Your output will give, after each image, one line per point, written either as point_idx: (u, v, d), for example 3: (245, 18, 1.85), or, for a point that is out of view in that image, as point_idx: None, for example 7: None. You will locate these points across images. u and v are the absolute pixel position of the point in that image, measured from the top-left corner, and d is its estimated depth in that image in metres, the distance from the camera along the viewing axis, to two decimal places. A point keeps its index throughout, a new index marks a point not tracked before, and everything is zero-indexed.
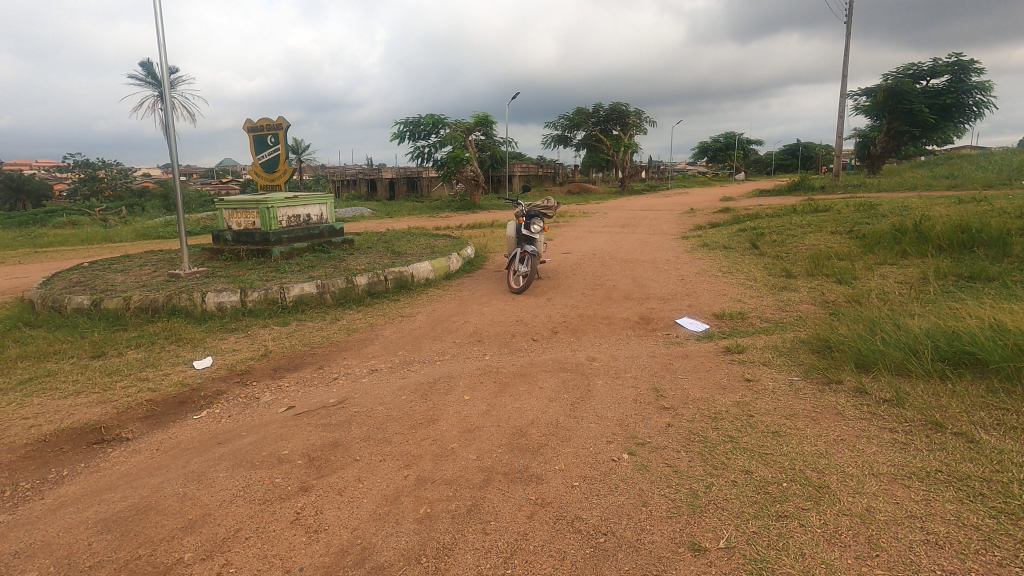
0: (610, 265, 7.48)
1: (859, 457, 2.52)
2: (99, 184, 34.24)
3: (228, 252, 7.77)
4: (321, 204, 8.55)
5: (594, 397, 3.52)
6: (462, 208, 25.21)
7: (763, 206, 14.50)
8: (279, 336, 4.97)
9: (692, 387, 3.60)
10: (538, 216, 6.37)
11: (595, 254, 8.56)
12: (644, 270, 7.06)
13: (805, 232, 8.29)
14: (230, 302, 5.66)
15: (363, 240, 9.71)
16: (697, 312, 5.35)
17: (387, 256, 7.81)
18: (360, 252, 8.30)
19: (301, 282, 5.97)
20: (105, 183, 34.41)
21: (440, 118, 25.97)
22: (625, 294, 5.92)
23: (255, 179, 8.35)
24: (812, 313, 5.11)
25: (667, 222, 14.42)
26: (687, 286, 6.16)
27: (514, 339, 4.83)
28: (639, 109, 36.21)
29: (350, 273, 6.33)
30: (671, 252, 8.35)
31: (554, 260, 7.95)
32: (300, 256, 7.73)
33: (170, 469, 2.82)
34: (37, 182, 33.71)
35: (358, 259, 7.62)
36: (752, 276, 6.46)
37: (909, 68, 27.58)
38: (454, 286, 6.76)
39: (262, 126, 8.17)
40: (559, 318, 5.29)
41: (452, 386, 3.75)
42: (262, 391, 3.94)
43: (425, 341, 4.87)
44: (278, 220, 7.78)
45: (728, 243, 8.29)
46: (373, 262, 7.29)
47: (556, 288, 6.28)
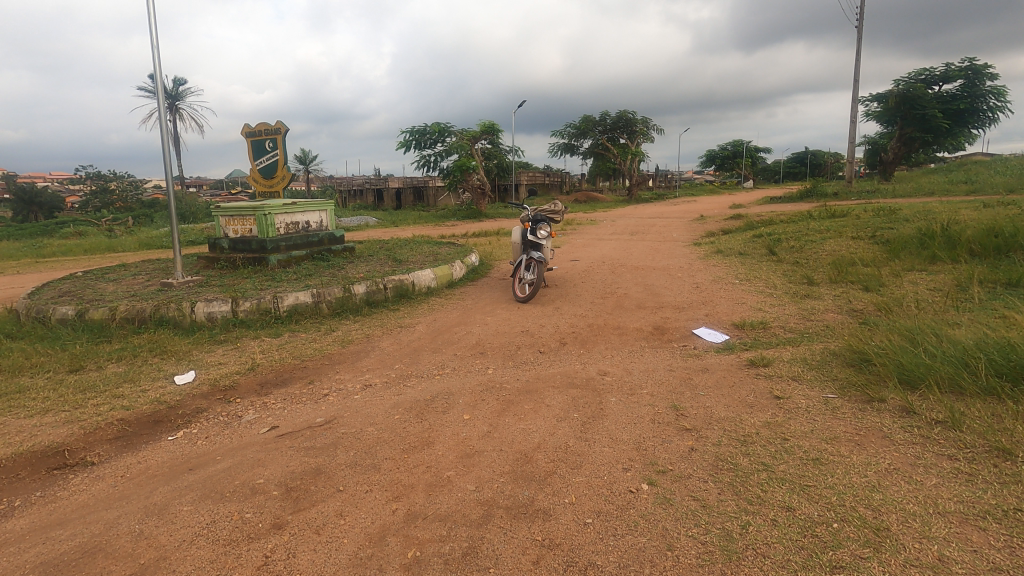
0: (621, 273, 7.14)
1: (921, 493, 2.15)
2: (110, 196, 34.33)
3: (224, 260, 7.51)
4: (320, 211, 8.29)
5: (607, 416, 3.18)
6: (469, 217, 24.98)
7: (777, 213, 14.13)
8: (268, 349, 4.67)
9: (716, 405, 3.25)
10: (545, 221, 6.04)
11: (604, 261, 8.23)
12: (657, 277, 6.72)
13: (824, 237, 7.94)
14: (220, 313, 5.38)
15: (365, 248, 9.44)
16: (715, 322, 5.01)
17: (388, 264, 7.52)
18: (360, 260, 8.02)
19: (296, 291, 5.68)
20: (116, 195, 34.53)
21: (446, 127, 25.84)
22: (637, 303, 5.58)
23: (253, 185, 8.11)
24: (840, 323, 4.76)
25: (678, 229, 14.10)
26: (703, 294, 5.81)
27: (519, 351, 4.50)
28: (647, 117, 35.98)
29: (347, 282, 6.05)
30: (684, 259, 8.00)
31: (562, 267, 7.63)
32: (298, 264, 7.46)
33: (131, 501, 2.51)
34: (48, 193, 33.86)
35: (357, 267, 7.34)
36: (772, 284, 6.10)
37: (922, 73, 27.17)
38: (456, 295, 6.45)
39: (261, 131, 7.93)
40: (567, 329, 4.96)
41: (451, 403, 3.44)
42: (245, 408, 3.63)
43: (425, 354, 4.55)
44: (275, 227, 7.53)
45: (743, 249, 7.95)
46: (373, 270, 7.01)
47: (563, 296, 5.96)
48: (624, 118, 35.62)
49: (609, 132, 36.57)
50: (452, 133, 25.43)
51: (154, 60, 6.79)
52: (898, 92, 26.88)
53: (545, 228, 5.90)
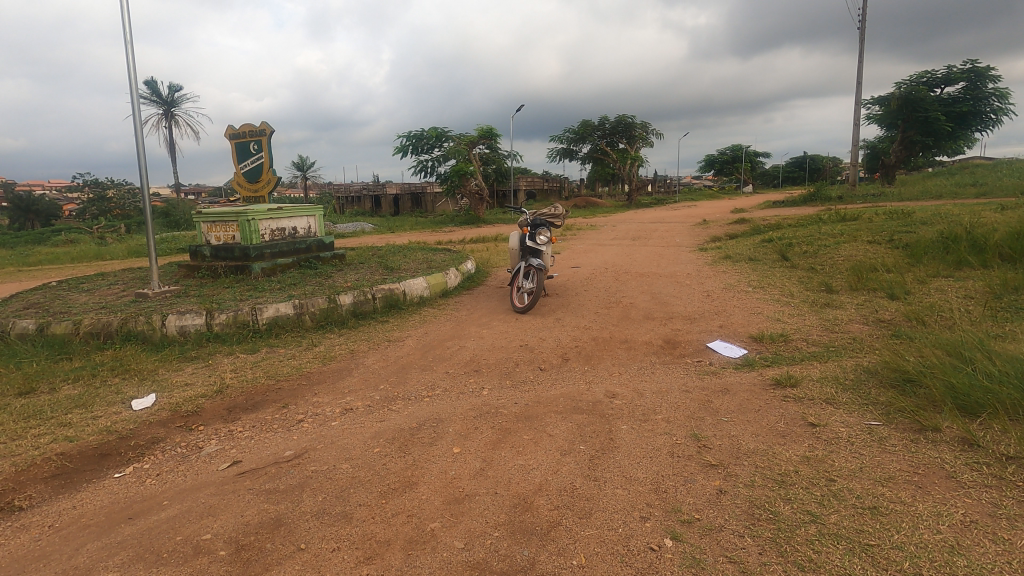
0: (625, 280, 6.74)
1: (1013, 557, 1.75)
2: (109, 203, 33.98)
3: (205, 269, 7.10)
4: (308, 217, 7.89)
5: (619, 449, 2.76)
6: (467, 222, 24.61)
7: (781, 217, 13.78)
8: (242, 367, 4.26)
9: (743, 435, 2.83)
10: (545, 225, 5.63)
11: (607, 268, 7.84)
12: (664, 285, 6.32)
13: (838, 242, 7.54)
14: (193, 326, 4.97)
15: (357, 255, 9.03)
16: (731, 335, 4.60)
17: (379, 272, 7.12)
18: (350, 268, 7.61)
19: (276, 302, 5.27)
20: (114, 202, 34.20)
21: (444, 132, 25.52)
22: (644, 313, 5.18)
23: (237, 190, 7.71)
24: (868, 336, 4.35)
25: (681, 234, 13.74)
26: (715, 303, 5.41)
27: (517, 368, 4.09)
28: (646, 122, 35.71)
29: (333, 292, 5.65)
30: (691, 266, 7.61)
31: (562, 275, 7.23)
32: (284, 272, 7.05)
33: (50, 563, 2.09)
34: (48, 202, 33.51)
35: (346, 275, 6.93)
36: (788, 292, 5.71)
37: (923, 76, 26.89)
38: (450, 305, 6.04)
39: (245, 133, 7.53)
40: (570, 343, 4.55)
41: (440, 431, 3.02)
42: (207, 438, 3.21)
43: (414, 372, 4.13)
44: (260, 234, 7.12)
45: (753, 254, 7.56)
46: (362, 279, 6.60)
47: (565, 307, 5.55)
48: (623, 122, 35.34)
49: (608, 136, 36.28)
50: (450, 138, 25.11)
51: (128, 59, 6.40)
52: (900, 94, 26.59)
53: (545, 233, 5.50)
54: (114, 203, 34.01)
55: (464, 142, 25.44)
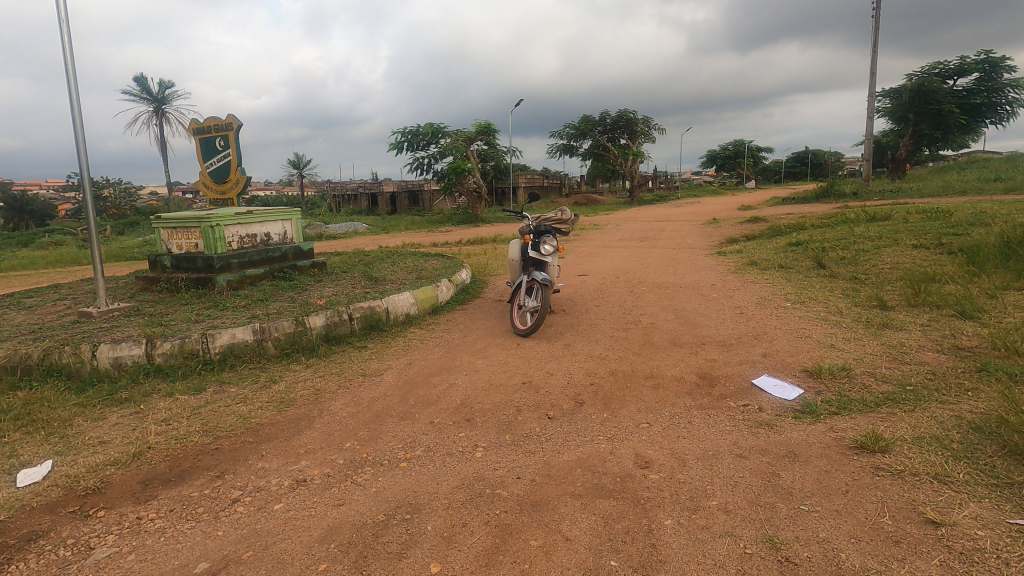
0: (641, 292, 5.92)
1: None
2: (105, 203, 33.06)
3: (165, 282, 6.26)
4: (283, 221, 7.04)
5: (668, 566, 1.94)
6: (465, 222, 23.79)
7: (798, 216, 12.96)
8: (178, 415, 3.43)
9: (842, 543, 2.01)
10: (550, 232, 4.79)
11: (618, 276, 7.01)
12: (687, 299, 5.50)
13: (878, 246, 6.71)
14: (129, 358, 4.14)
15: (341, 262, 8.21)
16: (778, 368, 3.78)
17: (361, 284, 6.30)
18: (330, 279, 6.79)
19: (233, 327, 4.44)
20: (111, 202, 33.32)
21: (441, 128, 24.64)
22: (669, 338, 4.36)
23: (203, 191, 6.87)
24: (952, 370, 3.53)
25: (691, 234, 12.92)
26: (752, 324, 4.59)
27: (519, 417, 3.27)
28: (649, 116, 34.78)
29: (302, 313, 4.82)
30: (712, 274, 6.78)
31: (569, 286, 6.41)
32: (253, 285, 6.23)
33: None
34: (42, 202, 32.55)
35: (324, 289, 6.11)
36: (834, 309, 4.89)
37: (936, 67, 25.98)
38: (441, 325, 5.22)
39: (210, 127, 6.67)
40: (583, 378, 3.73)
41: (416, 530, 2.19)
42: (104, 533, 2.38)
43: (390, 421, 3.31)
44: (226, 241, 6.29)
45: (782, 260, 6.73)
46: (340, 294, 5.78)
47: (575, 329, 4.72)
48: (625, 117, 34.41)
49: (609, 132, 35.35)
50: (447, 134, 24.23)
51: (65, 45, 5.54)
52: (913, 86, 25.65)
53: (549, 242, 4.67)
54: (112, 203, 33.05)
55: (463, 138, 24.58)
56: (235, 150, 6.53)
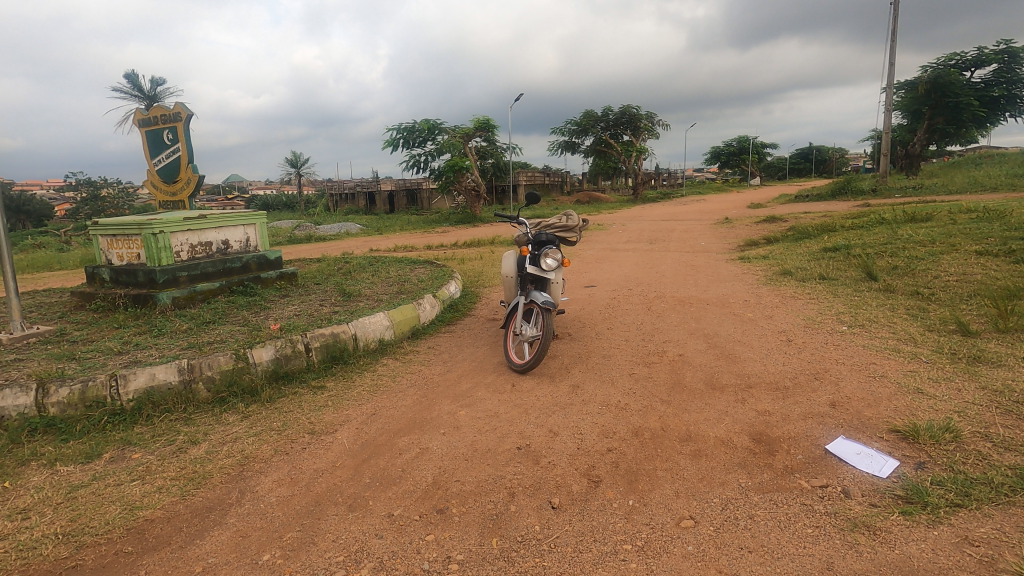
0: (661, 311, 4.99)
1: None
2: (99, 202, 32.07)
3: (101, 299, 5.33)
4: (245, 226, 6.11)
5: None
6: (464, 221, 22.84)
7: (819, 216, 11.96)
8: (45, 501, 2.49)
9: None
10: (553, 241, 3.83)
11: (631, 289, 6.08)
12: (718, 321, 4.56)
13: (934, 253, 5.76)
14: (14, 410, 3.21)
15: (317, 272, 7.29)
16: (857, 426, 2.85)
17: (331, 302, 5.38)
18: (298, 294, 5.87)
19: (153, 366, 3.51)
20: (105, 202, 32.31)
21: (438, 124, 23.65)
22: (705, 379, 3.42)
23: (151, 193, 5.96)
24: None
25: (704, 236, 11.95)
26: (807, 359, 3.66)
27: (511, 511, 2.34)
28: (651, 111, 33.72)
29: (246, 343, 3.89)
30: (741, 286, 5.84)
31: (575, 302, 5.48)
32: (204, 303, 5.30)
33: None
34: (38, 201, 31.35)
35: (286, 308, 5.19)
36: (905, 336, 3.94)
37: (952, 58, 24.91)
38: (420, 356, 4.30)
39: (156, 118, 5.74)
40: (598, 442, 2.80)
41: None
42: None
43: (333, 514, 2.38)
44: (173, 251, 5.38)
45: (823, 269, 5.78)
46: (303, 315, 4.86)
47: (584, 364, 3.79)
48: (628, 114, 33.37)
49: (611, 128, 34.31)
50: (445, 131, 23.30)
51: None
52: (929, 78, 24.59)
53: (553, 255, 3.72)
54: (107, 202, 32.18)
55: (460, 134, 23.56)
56: (185, 144, 5.61)
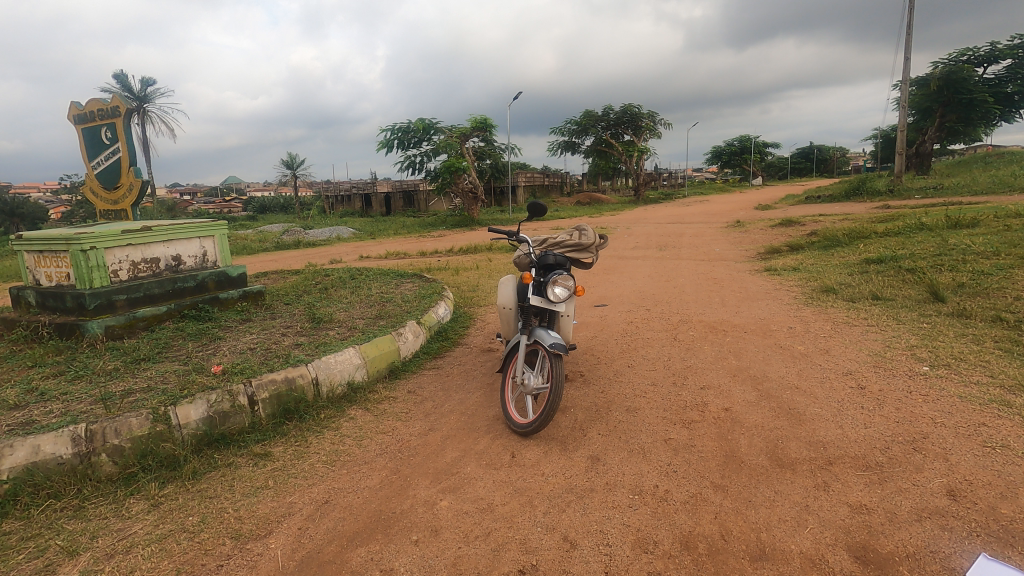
0: (690, 341, 4.15)
1: None
2: None
3: (23, 327, 4.48)
4: (200, 238, 5.27)
5: None
6: (461, 225, 22.04)
7: (842, 219, 11.13)
8: None
9: None
10: (561, 266, 2.98)
11: (649, 309, 5.24)
12: (763, 356, 3.72)
13: (1003, 267, 4.92)
14: None
15: (291, 289, 6.45)
16: (1003, 536, 1.98)
17: (297, 330, 4.54)
18: (261, 318, 5.03)
19: (38, 433, 2.66)
20: None
21: (433, 123, 22.79)
22: (766, 450, 2.58)
23: (91, 200, 5.13)
24: None
25: (718, 241, 11.13)
26: (893, 417, 2.81)
27: None
28: (653, 111, 32.93)
29: (171, 395, 3.05)
30: (778, 306, 5.01)
31: (586, 328, 4.64)
32: (145, 333, 4.47)
33: None
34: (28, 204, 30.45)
35: (242, 340, 4.35)
36: (1009, 381, 3.09)
37: (965, 53, 24.10)
38: (397, 406, 3.46)
39: (93, 113, 4.90)
40: (636, 564, 1.96)
41: None
42: None
43: None
44: (108, 270, 4.53)
45: (873, 288, 4.94)
46: (258, 350, 4.02)
47: (604, 424, 2.94)
48: (628, 112, 32.49)
49: (611, 128, 33.46)
50: (441, 131, 22.48)
51: None
52: (941, 74, 23.74)
53: (562, 283, 2.89)
54: None
55: (456, 134, 22.71)
56: (125, 143, 4.77)
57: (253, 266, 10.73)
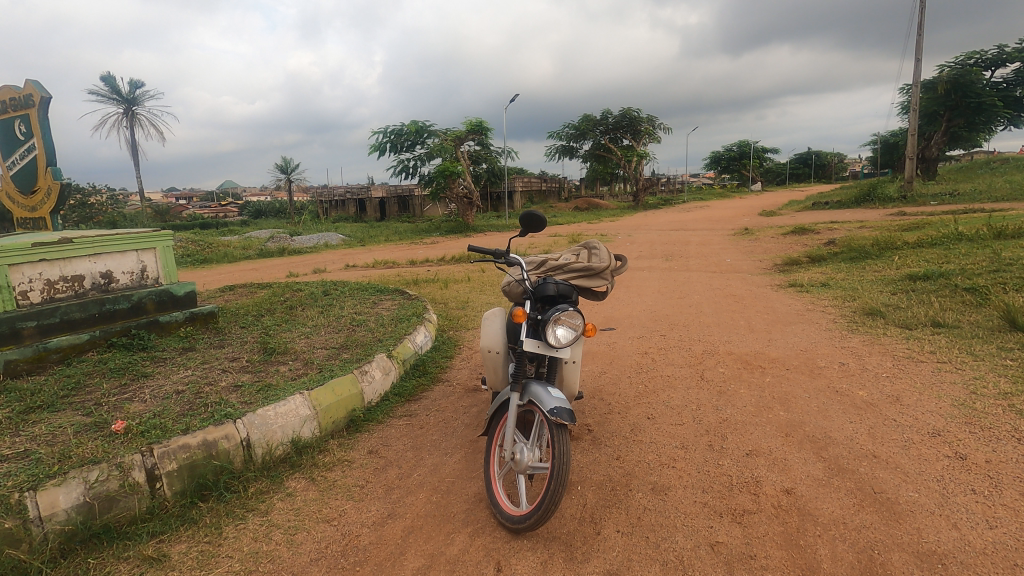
0: (721, 381, 3.37)
1: None
2: None
3: None
4: (137, 251, 4.48)
5: None
6: (456, 231, 21.26)
7: (861, 227, 10.40)
8: None
9: None
10: (564, 296, 2.22)
11: (665, 335, 4.47)
12: (819, 407, 2.94)
13: None
14: None
15: (254, 308, 5.65)
16: None
17: (242, 365, 3.75)
18: (205, 346, 4.23)
19: None
20: None
21: (426, 126, 22.05)
22: (859, 568, 1.80)
23: (7, 207, 4.35)
24: None
25: (728, 250, 10.38)
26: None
27: None
28: (652, 115, 32.27)
29: (37, 470, 2.24)
30: (819, 333, 4.24)
31: (592, 362, 3.86)
32: (56, 367, 3.68)
33: None
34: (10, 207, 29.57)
35: (171, 377, 3.56)
36: None
37: (972, 57, 23.52)
38: (352, 475, 2.67)
39: (6, 103, 4.13)
40: None
41: None
42: None
43: None
44: (14, 292, 3.74)
45: (931, 312, 4.18)
46: (185, 394, 3.23)
47: (623, 514, 2.15)
48: (627, 116, 31.84)
49: (610, 132, 32.79)
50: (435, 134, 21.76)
51: None
52: (949, 77, 23.11)
53: (565, 322, 2.13)
54: None
55: (450, 137, 21.98)
56: (40, 139, 3.99)
57: (228, 276, 9.93)
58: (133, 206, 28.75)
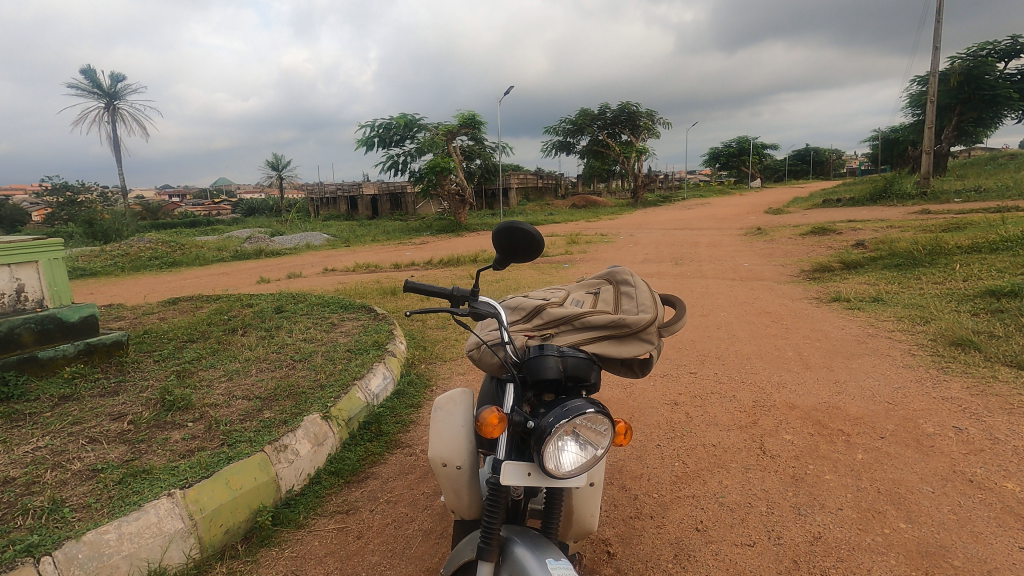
0: (791, 458, 2.36)
1: None
2: None
3: None
4: (8, 265, 3.45)
5: None
6: (448, 230, 20.25)
7: (889, 227, 9.44)
8: None
9: None
10: (573, 377, 1.24)
11: (695, 373, 3.45)
12: (958, 515, 1.93)
13: None
14: None
15: (185, 330, 4.62)
16: None
17: (124, 427, 2.71)
18: (91, 393, 3.20)
19: None
20: None
21: (416, 120, 21.01)
22: None
23: None
24: None
25: (744, 253, 9.40)
26: None
27: None
28: (652, 109, 31.28)
29: None
30: (899, 372, 3.23)
31: None
32: None
33: None
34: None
35: (15, 449, 2.52)
36: None
37: (985, 48, 22.64)
38: None
39: None
40: None
41: None
42: None
43: None
44: None
45: None
46: (12, 486, 2.19)
47: None
48: (626, 111, 30.85)
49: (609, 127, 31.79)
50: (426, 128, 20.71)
51: None
52: (961, 69, 22.23)
53: (579, 432, 1.14)
54: None
55: (442, 131, 20.95)
56: None
57: (189, 284, 8.88)
58: (114, 204, 27.54)
